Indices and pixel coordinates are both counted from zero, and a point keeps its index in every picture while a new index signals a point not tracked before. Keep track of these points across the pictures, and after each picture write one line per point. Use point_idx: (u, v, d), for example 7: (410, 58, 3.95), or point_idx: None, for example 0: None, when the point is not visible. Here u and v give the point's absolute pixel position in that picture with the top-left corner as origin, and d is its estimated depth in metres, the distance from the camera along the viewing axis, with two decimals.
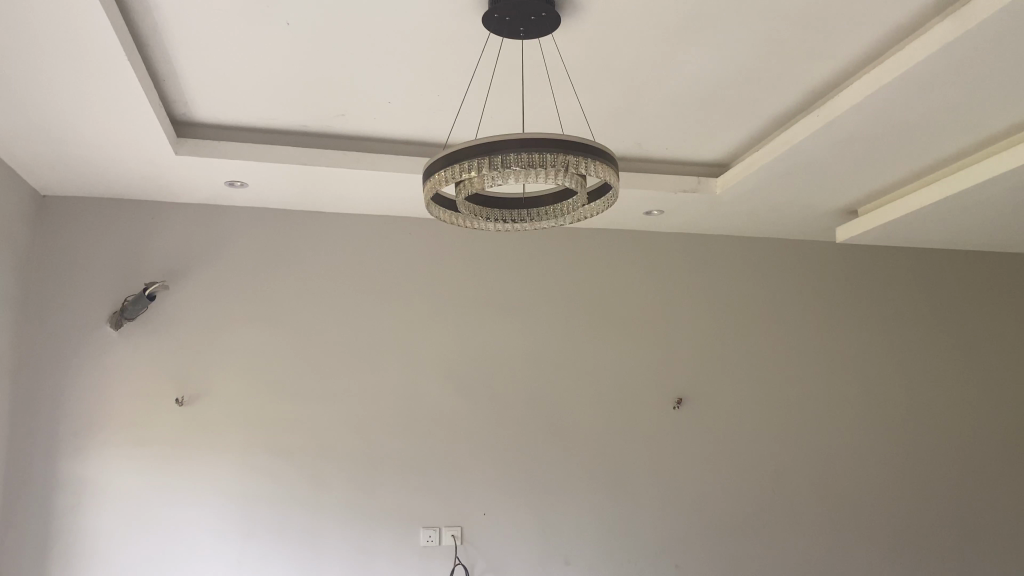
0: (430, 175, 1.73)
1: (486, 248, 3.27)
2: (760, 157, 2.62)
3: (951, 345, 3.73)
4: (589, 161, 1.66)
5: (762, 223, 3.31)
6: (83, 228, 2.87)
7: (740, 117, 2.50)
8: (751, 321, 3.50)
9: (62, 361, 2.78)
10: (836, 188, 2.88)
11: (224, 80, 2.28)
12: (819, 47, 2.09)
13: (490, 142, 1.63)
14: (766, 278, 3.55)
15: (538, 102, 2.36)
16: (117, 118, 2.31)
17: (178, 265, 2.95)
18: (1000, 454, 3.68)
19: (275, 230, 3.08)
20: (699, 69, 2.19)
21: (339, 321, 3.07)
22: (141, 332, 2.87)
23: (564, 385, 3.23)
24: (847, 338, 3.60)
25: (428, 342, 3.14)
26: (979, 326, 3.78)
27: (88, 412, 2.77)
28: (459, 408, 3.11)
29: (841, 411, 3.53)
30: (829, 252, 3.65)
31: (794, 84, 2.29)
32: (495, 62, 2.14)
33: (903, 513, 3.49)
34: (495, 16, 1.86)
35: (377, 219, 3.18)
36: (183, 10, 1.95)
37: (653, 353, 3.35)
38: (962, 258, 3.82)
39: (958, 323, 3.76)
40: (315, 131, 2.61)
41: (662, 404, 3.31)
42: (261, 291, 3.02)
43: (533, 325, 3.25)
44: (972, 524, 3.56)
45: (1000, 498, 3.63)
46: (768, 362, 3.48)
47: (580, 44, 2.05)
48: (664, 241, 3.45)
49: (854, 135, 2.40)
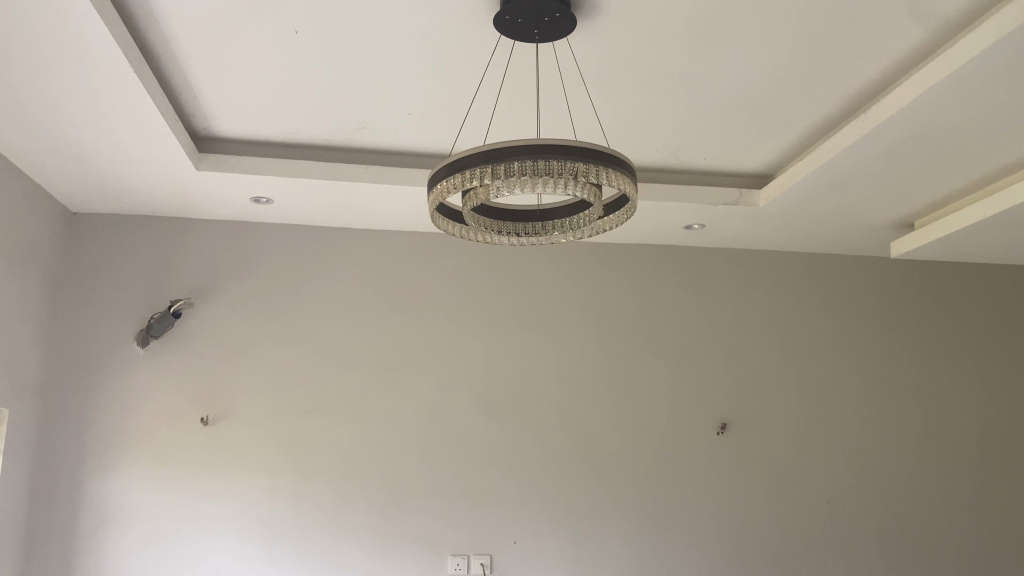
0: (433, 185, 1.64)
1: (518, 265, 3.17)
2: (803, 167, 2.46)
3: (992, 365, 3.44)
4: (601, 169, 1.55)
5: (810, 238, 3.13)
6: (112, 246, 2.87)
7: (779, 124, 2.35)
8: (799, 342, 3.31)
9: (88, 379, 2.76)
10: (888, 200, 2.69)
11: (238, 93, 2.23)
12: (861, 46, 1.94)
13: (494, 149, 1.52)
14: (814, 296, 3.36)
15: (563, 111, 2.26)
16: (134, 135, 2.28)
17: (205, 283, 2.93)
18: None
19: (303, 247, 3.03)
20: (731, 72, 2.06)
21: (367, 340, 3.00)
22: (168, 350, 2.85)
23: (599, 407, 3.09)
24: (856, 356, 3.34)
25: (457, 362, 3.04)
26: (1000, 343, 3.47)
27: (113, 432, 2.75)
28: (487, 430, 2.99)
29: (899, 439, 3.30)
30: (882, 269, 3.44)
31: (836, 87, 2.13)
32: (513, 70, 2.04)
33: (922, 548, 3.19)
34: (506, 19, 1.77)
35: (406, 236, 3.11)
36: (188, 19, 1.90)
37: (690, 374, 3.19)
38: (981, 271, 3.53)
39: (976, 340, 3.46)
40: (336, 144, 2.55)
41: (703, 429, 3.14)
42: (288, 309, 2.97)
43: (567, 345, 3.13)
44: (1001, 562, 3.24)
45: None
46: (819, 386, 3.28)
47: (600, 47, 1.94)
48: (705, 258, 3.29)
49: (904, 141, 2.23)
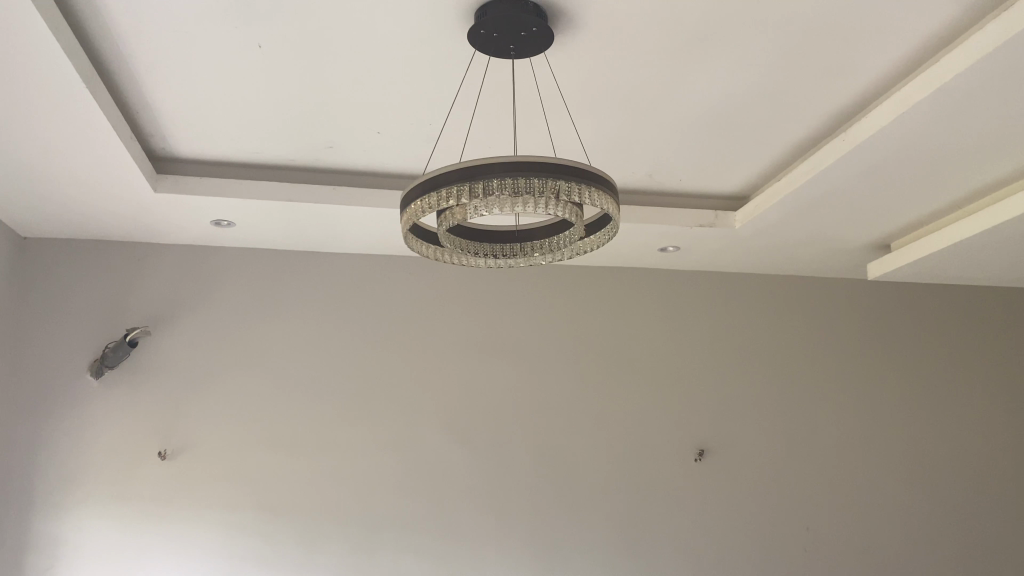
0: (407, 205, 1.55)
1: (489, 289, 3.08)
2: (782, 187, 2.42)
3: (967, 387, 3.42)
4: (584, 188, 1.48)
5: (786, 260, 3.09)
6: (65, 272, 2.74)
7: (758, 144, 2.31)
8: (776, 366, 3.26)
9: (39, 413, 2.62)
10: (865, 221, 2.67)
11: (199, 111, 2.14)
12: (841, 64, 1.91)
13: (471, 166, 1.45)
14: (789, 319, 3.32)
15: (538, 129, 2.19)
16: (89, 156, 2.17)
17: (164, 311, 2.80)
18: (1004, 507, 3.32)
19: (267, 272, 2.92)
20: (711, 89, 2.01)
21: (334, 367, 2.89)
22: (123, 381, 2.71)
23: (574, 436, 3.00)
24: (832, 379, 3.30)
25: (428, 390, 2.94)
26: (975, 364, 3.46)
27: (63, 468, 2.60)
28: (460, 460, 2.89)
29: (878, 463, 3.26)
30: (856, 290, 3.41)
31: (815, 106, 2.10)
32: (487, 87, 1.98)
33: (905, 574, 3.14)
34: (480, 33, 1.71)
35: (375, 260, 3.02)
36: (146, 32, 1.81)
37: (667, 399, 3.12)
38: (955, 292, 3.52)
39: (951, 362, 3.44)
40: (302, 165, 2.46)
41: (681, 456, 3.07)
42: (251, 337, 2.85)
43: (541, 371, 3.05)
44: None
45: (1007, 557, 3.26)
46: (797, 410, 3.23)
47: (577, 64, 1.88)
48: (679, 280, 3.24)
49: (883, 161, 2.20)
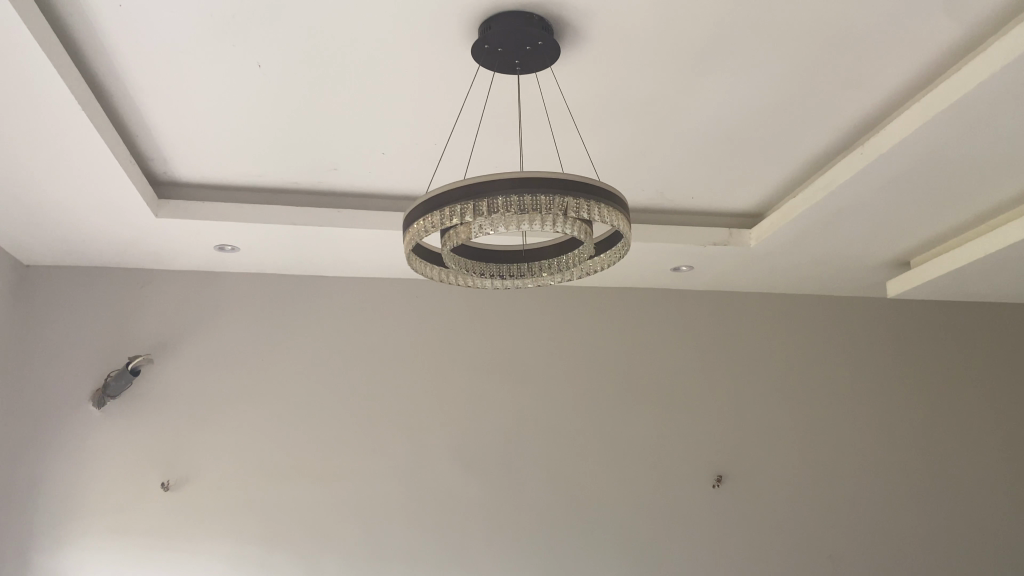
0: (409, 225, 1.50)
1: (498, 312, 3.02)
2: (798, 204, 2.35)
3: (991, 407, 3.33)
4: (593, 204, 1.42)
5: (802, 278, 3.01)
6: (67, 300, 2.70)
7: (772, 159, 2.25)
8: (794, 387, 3.17)
9: (39, 444, 2.57)
10: (883, 237, 2.59)
11: (200, 134, 2.10)
12: (857, 75, 1.85)
13: (475, 183, 1.39)
14: (806, 339, 3.24)
15: (545, 146, 2.14)
16: (89, 182, 2.13)
17: (168, 338, 2.76)
18: None
19: (273, 297, 2.87)
20: (723, 103, 1.96)
21: (340, 393, 2.83)
22: (126, 411, 2.66)
23: (588, 461, 2.92)
24: (852, 401, 3.21)
25: (437, 415, 2.87)
26: (998, 384, 3.36)
27: (65, 500, 2.54)
28: (470, 488, 2.82)
29: (902, 487, 3.15)
30: (874, 308, 3.33)
31: (831, 119, 2.04)
32: (492, 104, 1.93)
33: None
34: (485, 48, 1.67)
35: (381, 283, 2.96)
36: (145, 53, 1.77)
37: (682, 423, 3.04)
38: (975, 310, 3.43)
39: (973, 381, 3.34)
40: (306, 188, 2.42)
41: (698, 481, 2.98)
42: (256, 364, 2.80)
43: (553, 395, 2.97)
44: None
45: None
46: (816, 432, 3.14)
47: (585, 78, 1.83)
48: (693, 300, 3.17)
49: (902, 175, 2.13)
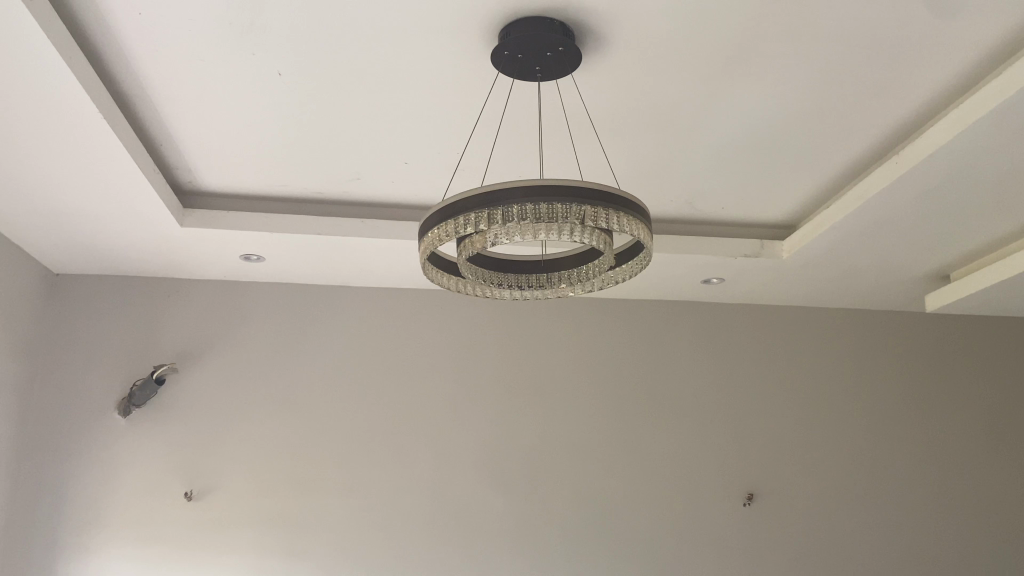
0: (424, 234, 1.47)
1: (524, 324, 2.98)
2: (831, 215, 2.29)
3: None
4: (612, 213, 1.38)
5: (837, 291, 2.93)
6: (96, 308, 2.72)
7: (804, 169, 2.19)
8: (828, 404, 3.09)
9: (66, 452, 2.58)
10: (921, 250, 2.51)
11: (223, 143, 2.10)
12: (891, 80, 1.79)
13: (490, 191, 1.36)
14: (842, 355, 3.15)
15: (570, 156, 2.11)
16: (113, 191, 2.15)
17: (193, 347, 2.76)
18: None
19: (298, 308, 2.87)
20: (751, 111, 1.91)
21: (364, 405, 2.81)
22: (151, 420, 2.67)
23: (615, 477, 2.86)
24: (889, 418, 3.11)
25: (462, 428, 2.84)
26: None
27: (90, 508, 2.55)
28: (495, 502, 2.77)
29: (943, 509, 3.04)
30: (913, 323, 3.23)
31: (864, 127, 1.98)
32: (514, 112, 1.90)
33: None
34: (505, 54, 1.65)
35: (407, 294, 2.94)
36: (166, 62, 1.77)
37: (712, 439, 2.97)
38: (1019, 326, 3.31)
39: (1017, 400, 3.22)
40: (330, 197, 2.41)
41: (728, 499, 2.91)
42: (281, 374, 2.79)
43: (579, 409, 2.92)
44: None
45: None
46: (852, 451, 3.05)
47: (608, 85, 1.79)
48: (724, 314, 3.11)
49: (940, 185, 2.06)
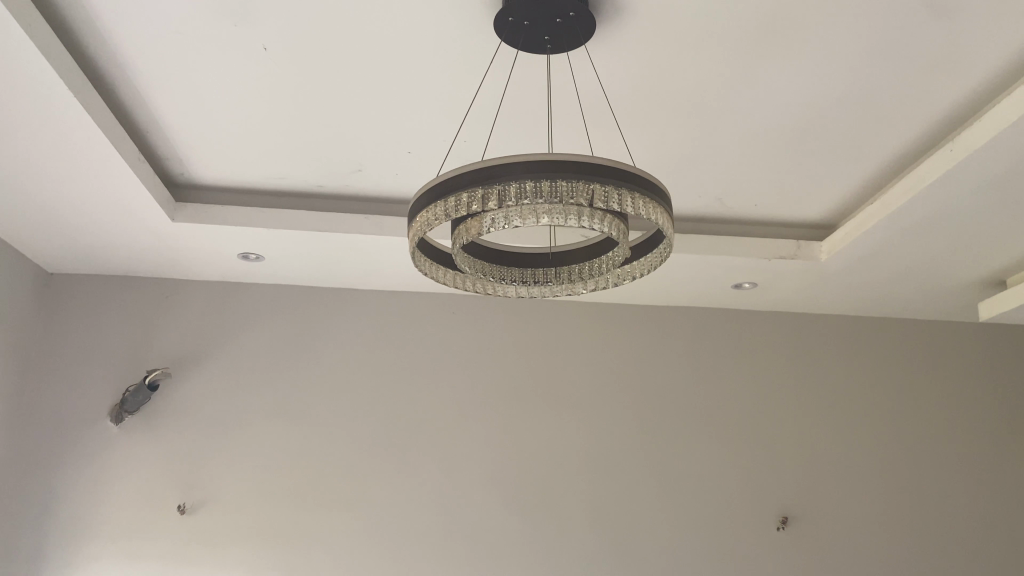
0: (412, 219, 1.31)
1: (542, 330, 2.80)
2: (875, 212, 2.08)
3: None
4: (626, 193, 1.20)
5: (881, 298, 2.72)
6: (90, 311, 2.59)
7: (846, 160, 1.99)
8: (872, 421, 2.86)
9: (55, 460, 2.45)
10: (976, 251, 2.29)
11: (213, 131, 1.95)
12: (946, 57, 1.59)
13: (485, 168, 1.19)
14: (885, 366, 2.93)
15: (585, 142, 1.93)
16: (102, 186, 2.01)
17: (191, 350, 2.62)
18: None
19: (303, 311, 2.72)
20: (786, 93, 1.71)
21: (370, 414, 2.65)
22: (145, 428, 2.53)
23: (639, 496, 2.66)
24: (938, 436, 2.88)
25: (474, 440, 2.66)
26: None
27: (77, 522, 2.41)
28: (508, 520, 2.59)
29: (996, 535, 2.80)
30: (962, 334, 3.00)
31: (915, 111, 1.78)
32: (522, 91, 1.73)
33: None
34: (509, 22, 1.48)
35: (416, 298, 2.78)
36: (144, 41, 1.62)
37: (744, 456, 2.76)
38: None
39: None
40: (331, 191, 2.25)
41: (762, 521, 2.69)
42: (282, 381, 2.64)
43: (601, 422, 2.73)
44: None
45: None
46: (897, 471, 2.82)
47: (625, 61, 1.62)
48: (757, 323, 2.90)
49: (998, 179, 1.85)
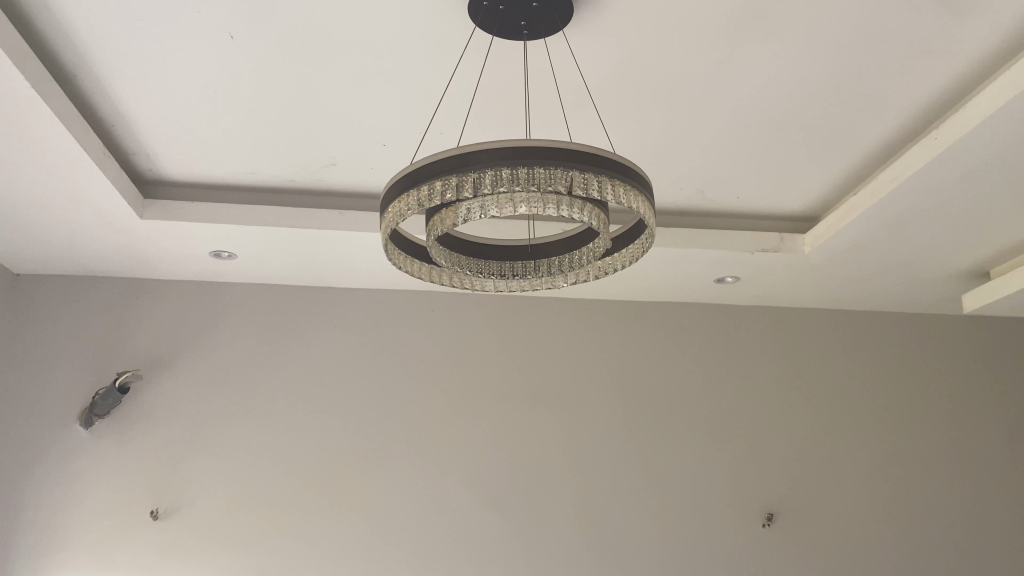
0: (384, 210, 1.26)
1: (523, 327, 2.76)
2: (858, 203, 2.05)
3: None
4: (606, 180, 1.16)
5: (863, 291, 2.70)
6: (59, 313, 2.52)
7: (828, 150, 1.96)
8: (856, 415, 2.84)
9: (23, 466, 2.38)
10: (959, 242, 2.27)
11: (181, 124, 1.89)
12: (929, 43, 1.56)
13: (460, 155, 1.14)
14: (868, 359, 2.91)
15: (563, 133, 1.89)
16: (68, 184, 1.94)
17: (164, 351, 2.56)
18: None
19: (278, 310, 2.66)
20: (768, 81, 1.68)
21: (348, 414, 2.59)
22: (116, 431, 2.46)
23: (622, 494, 2.63)
24: (921, 428, 2.86)
25: (455, 439, 2.61)
26: None
27: (46, 530, 2.34)
28: (490, 520, 2.54)
29: (981, 528, 2.78)
30: (945, 326, 2.99)
31: (898, 99, 1.75)
32: (499, 79, 1.68)
33: None
34: (485, 5, 1.45)
35: (394, 295, 2.73)
36: (106, 32, 1.56)
37: (728, 451, 2.73)
38: None
39: None
40: (305, 186, 2.20)
41: (747, 518, 2.66)
42: (257, 381, 2.58)
43: (583, 419, 2.69)
44: None
45: None
46: (882, 465, 2.80)
47: (603, 48, 1.58)
48: (741, 317, 2.87)
49: (980, 168, 1.83)
